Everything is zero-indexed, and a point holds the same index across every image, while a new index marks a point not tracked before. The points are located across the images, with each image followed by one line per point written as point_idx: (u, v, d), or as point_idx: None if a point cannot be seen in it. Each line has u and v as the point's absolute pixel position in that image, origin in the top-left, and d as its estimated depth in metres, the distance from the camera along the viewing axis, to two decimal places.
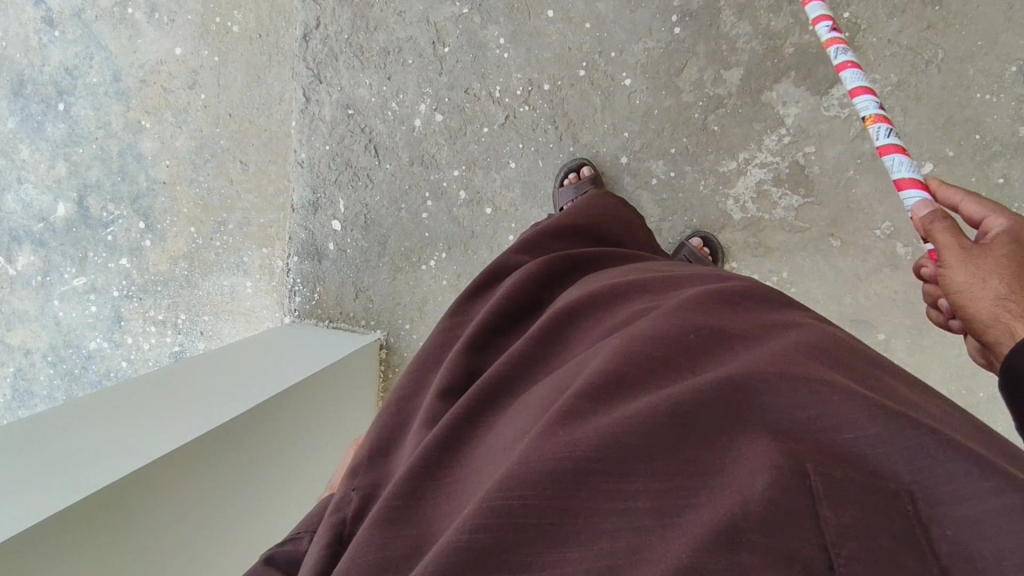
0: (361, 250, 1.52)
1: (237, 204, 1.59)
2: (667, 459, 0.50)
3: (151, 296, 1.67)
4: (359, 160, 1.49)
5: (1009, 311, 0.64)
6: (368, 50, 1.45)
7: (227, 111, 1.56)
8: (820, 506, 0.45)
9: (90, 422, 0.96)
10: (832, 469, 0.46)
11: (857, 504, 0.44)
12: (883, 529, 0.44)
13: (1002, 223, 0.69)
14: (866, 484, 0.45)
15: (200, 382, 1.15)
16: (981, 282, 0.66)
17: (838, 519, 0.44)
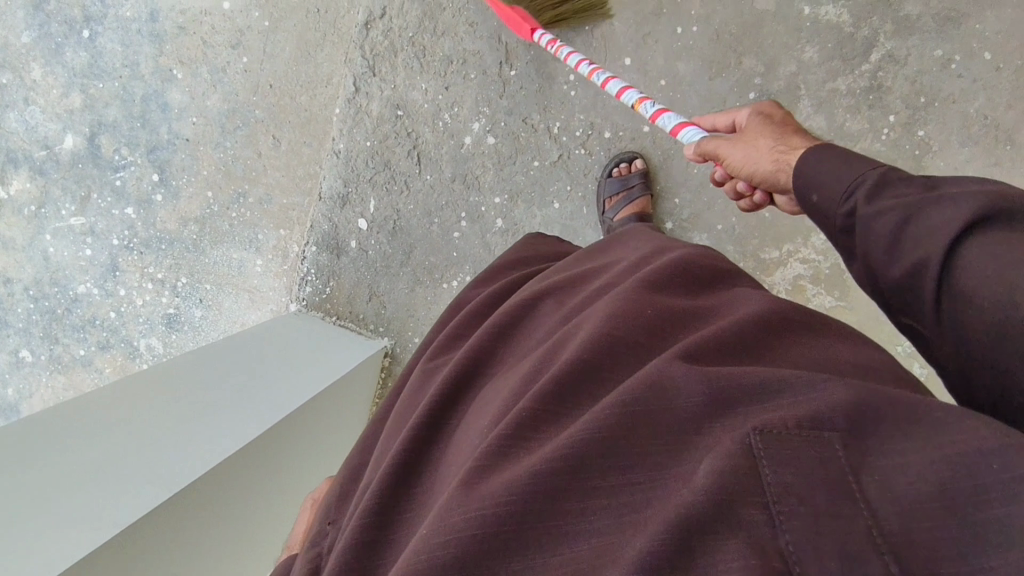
0: (384, 254, 1.48)
1: (262, 178, 1.52)
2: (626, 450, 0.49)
3: (153, 253, 1.60)
4: (399, 163, 1.44)
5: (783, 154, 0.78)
6: (431, 54, 1.39)
7: (268, 81, 1.48)
8: (763, 473, 0.44)
9: (101, 433, 0.93)
10: (772, 433, 0.46)
11: (802, 464, 0.44)
12: (825, 488, 0.44)
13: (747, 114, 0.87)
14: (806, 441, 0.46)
15: (204, 385, 1.11)
16: (752, 149, 0.81)
17: (781, 479, 0.44)
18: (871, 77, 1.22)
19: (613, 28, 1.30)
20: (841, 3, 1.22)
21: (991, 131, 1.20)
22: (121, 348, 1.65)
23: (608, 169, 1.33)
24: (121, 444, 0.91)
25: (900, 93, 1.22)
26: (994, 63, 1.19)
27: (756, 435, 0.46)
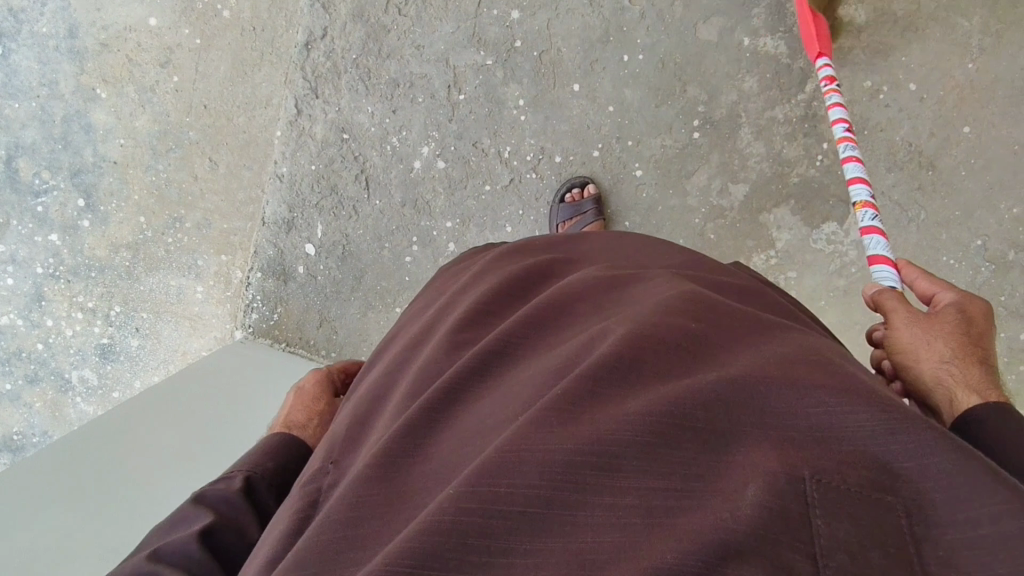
0: (332, 279, 1.44)
1: (199, 203, 1.46)
2: (670, 454, 0.45)
3: (81, 281, 1.51)
4: (346, 187, 1.40)
5: (949, 371, 0.64)
6: (376, 77, 1.35)
7: (202, 101, 1.42)
8: (815, 516, 0.41)
9: (60, 512, 0.93)
10: (834, 478, 0.43)
11: (855, 517, 0.41)
12: (877, 543, 0.40)
13: (947, 296, 0.73)
14: (866, 493, 0.42)
15: (139, 443, 1.06)
16: (925, 340, 0.68)
17: (834, 532, 0.40)
18: (806, 105, 1.27)
19: (561, 53, 1.31)
20: (779, 34, 1.26)
21: (914, 157, 1.27)
22: (51, 381, 1.54)
23: (559, 194, 1.34)
24: (61, 538, 0.90)
25: (833, 121, 1.26)
26: (918, 94, 1.25)
27: (817, 475, 0.43)
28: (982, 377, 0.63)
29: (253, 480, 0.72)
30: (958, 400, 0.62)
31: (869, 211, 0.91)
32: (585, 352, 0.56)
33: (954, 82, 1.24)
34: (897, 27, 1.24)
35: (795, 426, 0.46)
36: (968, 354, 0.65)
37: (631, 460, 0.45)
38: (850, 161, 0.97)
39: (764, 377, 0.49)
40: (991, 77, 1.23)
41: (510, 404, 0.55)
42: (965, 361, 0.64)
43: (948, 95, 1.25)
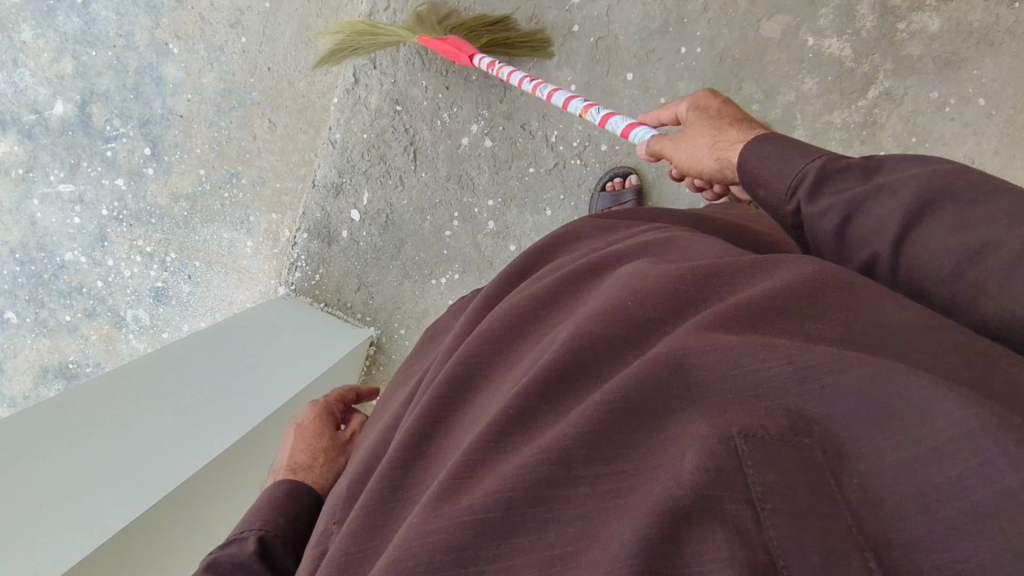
0: (373, 246, 1.49)
1: (255, 161, 1.51)
2: (612, 441, 0.45)
3: (142, 226, 1.59)
4: (395, 159, 1.44)
5: (716, 144, 0.79)
6: (434, 53, 1.38)
7: (266, 64, 1.47)
8: (744, 472, 0.39)
9: (112, 423, 0.98)
10: (764, 435, 0.40)
11: (789, 472, 0.39)
12: (810, 489, 0.39)
13: (685, 108, 0.89)
14: (795, 444, 0.40)
15: (189, 377, 1.13)
16: (694, 141, 0.83)
17: (764, 481, 0.39)
18: (866, 113, 1.23)
19: (618, 41, 1.30)
20: (846, 37, 1.22)
21: None
22: (108, 317, 1.63)
23: (602, 182, 1.36)
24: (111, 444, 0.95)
25: (893, 131, 1.22)
26: (986, 110, 1.20)
27: (745, 434, 0.40)
28: (735, 131, 0.78)
29: (267, 540, 0.70)
30: (727, 156, 0.77)
31: (615, 119, 1.01)
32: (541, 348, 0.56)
33: None
34: (971, 39, 1.19)
35: (726, 390, 0.44)
36: (722, 124, 0.80)
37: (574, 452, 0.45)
38: (610, 117, 1.02)
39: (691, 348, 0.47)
40: None
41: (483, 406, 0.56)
42: (722, 131, 0.79)
43: (1018, 114, 1.20)
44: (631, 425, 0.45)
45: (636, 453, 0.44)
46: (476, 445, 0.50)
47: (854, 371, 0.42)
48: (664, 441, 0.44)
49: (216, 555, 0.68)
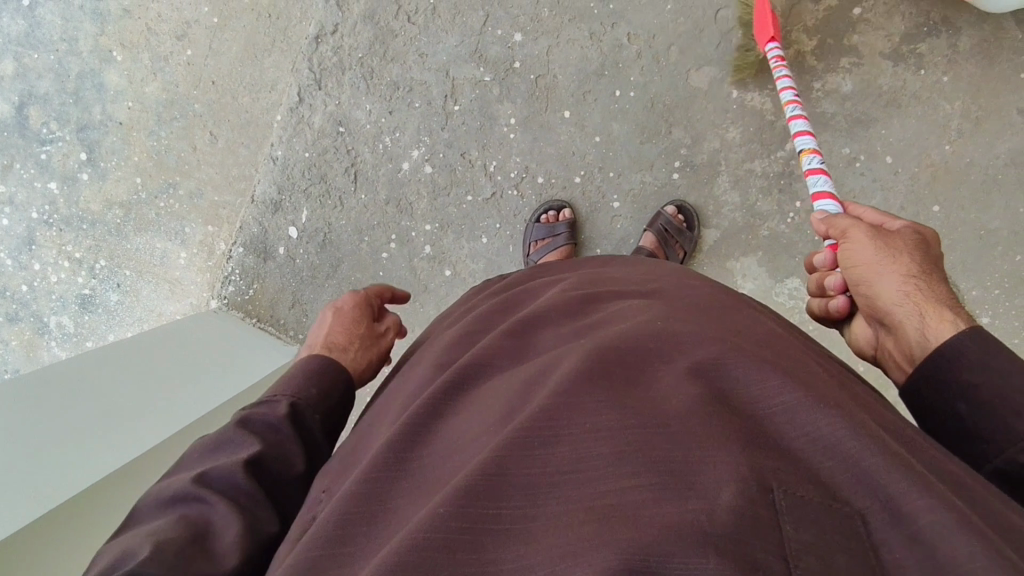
0: (310, 263, 1.49)
1: (195, 172, 1.51)
2: (645, 458, 0.49)
3: (73, 231, 1.56)
4: (335, 179, 1.45)
5: (913, 287, 0.70)
6: (378, 78, 1.40)
7: (211, 77, 1.47)
8: (780, 518, 0.45)
9: (47, 415, 0.98)
10: (796, 488, 0.47)
11: (823, 526, 0.45)
12: (838, 549, 0.44)
13: (899, 223, 0.78)
14: (826, 503, 0.46)
15: (120, 376, 1.13)
16: (890, 259, 0.73)
17: (798, 536, 0.44)
18: (784, 163, 1.30)
19: (557, 80, 1.35)
20: (767, 92, 1.29)
21: None
22: (30, 323, 1.59)
23: (537, 214, 1.38)
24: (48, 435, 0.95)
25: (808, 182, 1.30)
26: (893, 167, 1.28)
27: (783, 486, 0.47)
28: (943, 295, 0.70)
29: (297, 406, 0.75)
30: (920, 316, 0.69)
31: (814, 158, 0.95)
32: (565, 360, 0.61)
33: (930, 160, 1.27)
34: (881, 101, 1.27)
35: (754, 438, 0.50)
36: (930, 272, 0.72)
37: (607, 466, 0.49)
38: (802, 134, 0.99)
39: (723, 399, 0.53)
40: (965, 160, 1.26)
41: (503, 406, 0.59)
42: (929, 279, 0.71)
43: (922, 173, 1.28)
44: (666, 446, 0.50)
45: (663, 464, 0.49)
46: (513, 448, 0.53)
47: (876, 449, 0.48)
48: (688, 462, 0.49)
49: (251, 412, 0.74)
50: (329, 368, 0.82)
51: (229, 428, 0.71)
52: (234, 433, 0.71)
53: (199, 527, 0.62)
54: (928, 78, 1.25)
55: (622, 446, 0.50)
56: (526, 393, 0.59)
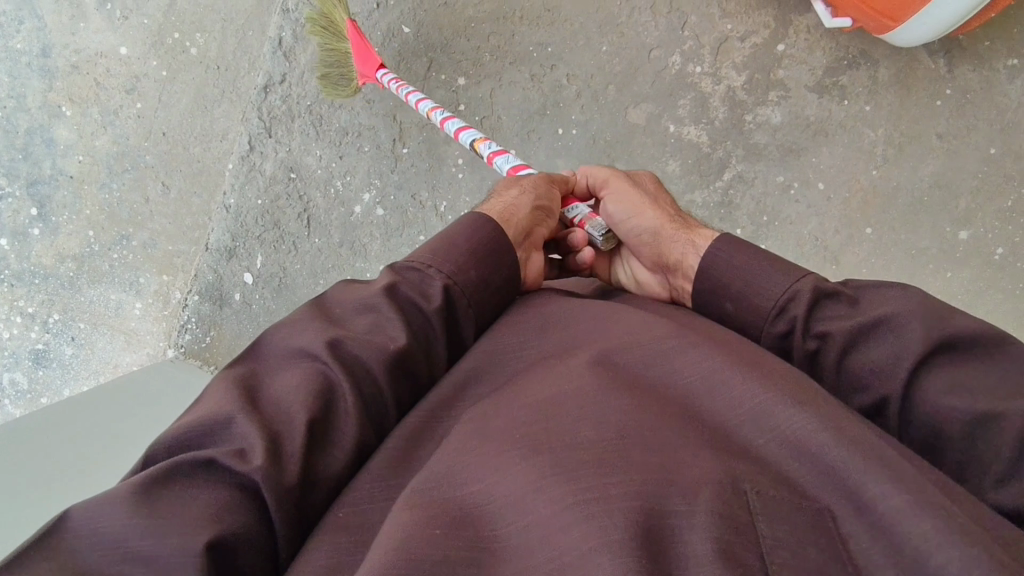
0: (266, 309, 1.49)
1: (147, 223, 1.52)
2: (632, 465, 0.55)
3: (24, 286, 1.55)
4: (288, 224, 1.47)
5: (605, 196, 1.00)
6: (327, 124, 1.44)
7: (161, 129, 1.49)
8: (755, 518, 0.51)
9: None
10: (766, 488, 0.53)
11: (794, 521, 0.51)
12: (812, 544, 0.50)
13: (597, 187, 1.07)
14: (795, 501, 0.53)
15: (61, 431, 1.11)
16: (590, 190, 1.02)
17: (772, 533, 0.50)
18: (723, 193, 1.35)
19: (502, 121, 1.39)
20: (702, 125, 1.35)
21: (820, 251, 1.35)
22: None
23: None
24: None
25: (746, 210, 1.35)
26: (825, 193, 1.34)
27: (755, 487, 0.53)
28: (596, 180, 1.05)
29: (450, 291, 0.76)
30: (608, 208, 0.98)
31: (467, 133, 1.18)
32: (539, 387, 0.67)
33: (859, 185, 1.33)
34: (809, 131, 1.33)
35: (723, 448, 0.57)
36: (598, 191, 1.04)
37: (597, 468, 0.55)
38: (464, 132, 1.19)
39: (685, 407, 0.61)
40: (892, 184, 1.33)
41: (493, 417, 0.64)
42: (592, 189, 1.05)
43: (853, 197, 1.34)
44: (649, 457, 0.56)
45: (650, 470, 0.55)
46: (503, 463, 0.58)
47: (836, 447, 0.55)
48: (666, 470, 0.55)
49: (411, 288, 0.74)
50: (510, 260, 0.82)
51: (377, 293, 0.73)
52: (384, 304, 0.72)
53: (326, 394, 0.64)
54: (851, 109, 1.32)
55: (609, 454, 0.57)
56: (517, 407, 0.64)
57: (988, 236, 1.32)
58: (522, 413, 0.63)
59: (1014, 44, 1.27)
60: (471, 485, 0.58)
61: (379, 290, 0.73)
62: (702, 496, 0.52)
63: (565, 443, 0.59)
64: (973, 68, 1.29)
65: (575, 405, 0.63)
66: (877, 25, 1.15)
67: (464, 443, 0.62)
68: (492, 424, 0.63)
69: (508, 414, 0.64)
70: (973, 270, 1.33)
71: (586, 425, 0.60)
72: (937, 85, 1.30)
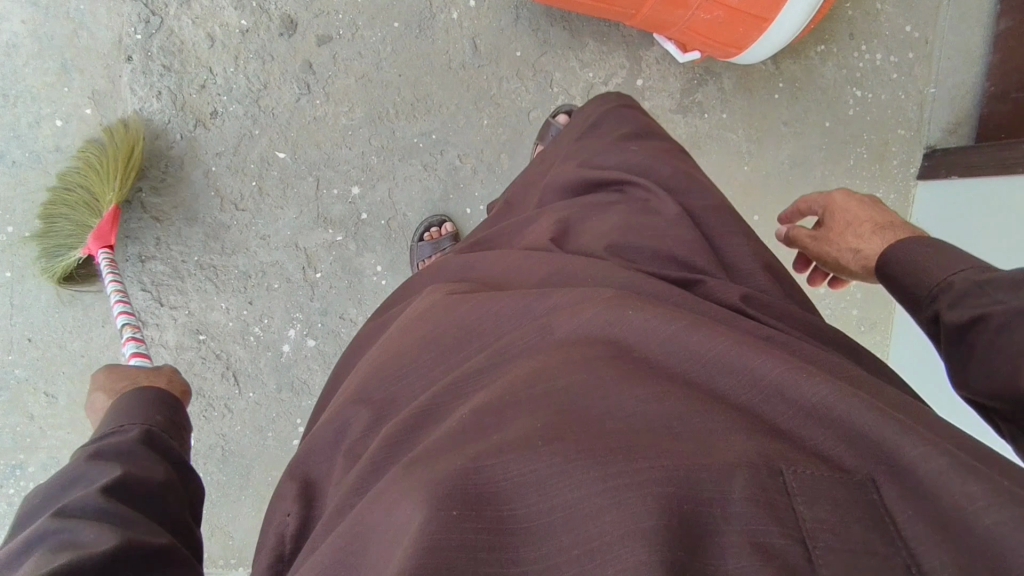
0: (217, 484, 1.37)
1: (40, 442, 1.31)
2: (664, 450, 0.45)
3: None
4: (214, 389, 1.34)
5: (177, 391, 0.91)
6: (225, 273, 1.32)
7: (25, 335, 1.29)
8: (794, 499, 0.42)
9: None
10: (806, 465, 0.45)
11: (835, 497, 0.43)
12: (858, 522, 0.42)
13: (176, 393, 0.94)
14: (834, 475, 0.44)
15: None
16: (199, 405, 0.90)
17: (814, 515, 0.42)
18: None
19: (408, 218, 1.37)
20: None
21: None
22: None
23: (420, 232, 1.37)
24: None
25: None
26: None
27: (792, 465, 0.44)
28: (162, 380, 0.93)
29: (152, 431, 0.73)
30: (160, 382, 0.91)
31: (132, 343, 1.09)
32: (528, 367, 0.56)
33: (738, 182, 1.49)
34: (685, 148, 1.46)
35: (750, 421, 0.48)
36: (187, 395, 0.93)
37: (617, 455, 0.45)
38: None
39: (709, 364, 0.52)
40: (763, 174, 1.50)
41: (499, 408, 0.52)
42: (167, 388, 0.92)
43: (736, 194, 1.49)
44: (674, 440, 0.46)
45: (676, 452, 0.45)
46: (498, 448, 0.47)
47: (890, 416, 0.45)
48: (695, 441, 0.46)
49: (96, 443, 0.70)
50: (158, 397, 0.79)
51: (78, 463, 0.67)
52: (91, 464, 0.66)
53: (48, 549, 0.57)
54: (712, 119, 1.46)
55: (635, 441, 0.46)
56: (521, 397, 0.52)
57: None
58: (529, 400, 0.52)
59: (818, 34, 1.48)
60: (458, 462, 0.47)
61: (73, 466, 0.67)
62: (737, 476, 0.43)
63: (584, 430, 0.48)
64: (794, 61, 1.48)
65: (594, 385, 0.51)
66: (724, 54, 1.29)
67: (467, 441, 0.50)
68: (500, 411, 0.52)
69: (511, 405, 0.52)
70: None
71: (612, 411, 0.50)
72: (771, 81, 1.48)
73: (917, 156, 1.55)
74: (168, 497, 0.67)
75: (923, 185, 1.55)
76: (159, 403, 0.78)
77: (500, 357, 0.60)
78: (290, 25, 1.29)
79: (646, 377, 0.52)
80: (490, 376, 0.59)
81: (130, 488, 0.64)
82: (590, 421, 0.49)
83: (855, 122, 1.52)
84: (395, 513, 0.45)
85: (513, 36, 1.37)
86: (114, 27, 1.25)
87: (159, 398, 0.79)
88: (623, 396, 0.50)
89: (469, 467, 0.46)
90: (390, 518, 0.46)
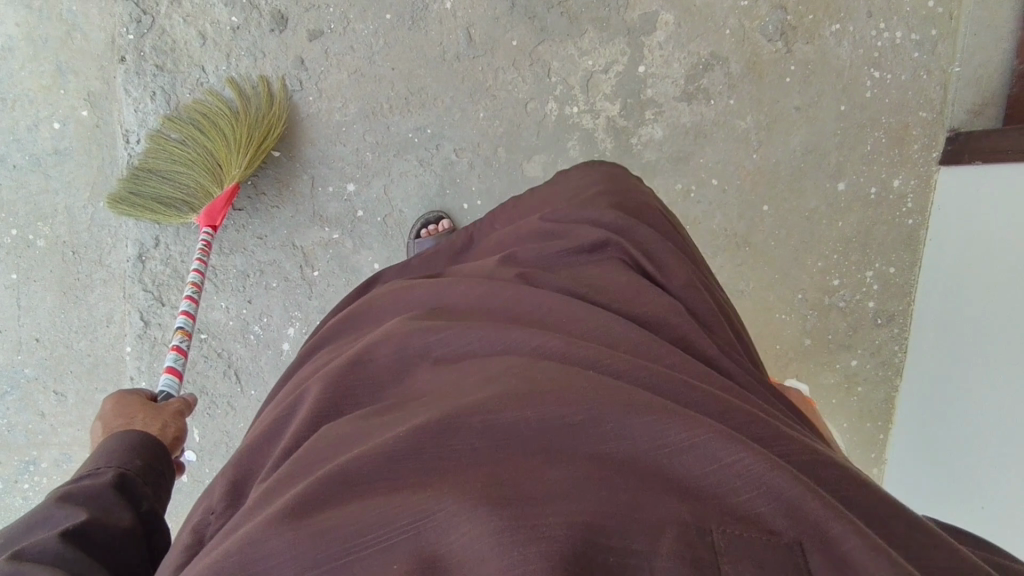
0: None
1: (51, 439, 1.35)
2: (598, 501, 0.46)
3: None
4: (216, 386, 1.36)
5: (167, 428, 0.94)
6: (224, 273, 1.32)
7: (33, 335, 1.31)
8: (721, 559, 0.43)
9: None
10: (736, 526, 0.46)
11: (759, 558, 0.43)
12: None
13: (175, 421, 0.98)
14: (759, 536, 0.45)
15: None
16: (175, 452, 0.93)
17: (739, 575, 0.42)
18: None
19: (404, 214, 1.36)
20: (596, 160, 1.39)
21: (731, 239, 1.46)
22: None
23: (416, 228, 1.35)
24: None
25: None
26: (720, 187, 1.44)
27: (721, 527, 0.45)
28: (153, 411, 0.96)
29: (125, 476, 0.75)
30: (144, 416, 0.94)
31: (172, 355, 1.11)
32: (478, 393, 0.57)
33: (746, 170, 1.44)
34: (689, 136, 1.41)
35: (684, 479, 0.49)
36: (174, 431, 0.95)
37: (554, 500, 0.46)
38: None
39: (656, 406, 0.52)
40: (773, 161, 1.44)
41: (444, 436, 0.53)
42: (156, 416, 0.95)
43: (744, 182, 1.44)
44: (612, 493, 0.47)
45: (612, 507, 0.46)
46: (440, 497, 0.48)
47: (820, 496, 0.46)
48: (632, 497, 0.47)
49: (72, 485, 0.72)
50: (138, 439, 0.82)
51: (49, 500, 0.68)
52: (56, 504, 0.68)
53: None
54: (719, 106, 1.41)
55: (574, 489, 0.47)
56: (469, 429, 0.53)
57: (861, 180, 1.47)
58: (474, 432, 0.53)
59: (833, 11, 1.40)
60: (399, 508, 0.49)
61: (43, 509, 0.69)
62: (667, 536, 0.44)
63: (527, 476, 0.49)
64: (807, 43, 1.41)
65: (538, 429, 0.52)
66: None
67: (406, 476, 0.52)
68: (446, 441, 0.53)
69: (456, 430, 0.53)
70: (858, 213, 1.48)
71: (551, 458, 0.51)
72: (782, 63, 1.41)
73: (939, 140, 1.47)
74: (128, 549, 0.68)
75: (945, 170, 1.47)
76: (139, 446, 0.81)
77: (455, 385, 0.61)
78: (281, 21, 1.27)
79: (596, 410, 0.52)
80: (437, 401, 0.59)
81: (90, 537, 0.65)
82: (529, 466, 0.50)
83: (872, 105, 1.44)
84: (359, 521, 0.48)
85: (508, 24, 1.33)
86: (106, 28, 1.24)
87: (141, 439, 0.82)
88: (568, 446, 0.51)
89: (416, 519, 0.47)
90: (347, 533, 0.48)
